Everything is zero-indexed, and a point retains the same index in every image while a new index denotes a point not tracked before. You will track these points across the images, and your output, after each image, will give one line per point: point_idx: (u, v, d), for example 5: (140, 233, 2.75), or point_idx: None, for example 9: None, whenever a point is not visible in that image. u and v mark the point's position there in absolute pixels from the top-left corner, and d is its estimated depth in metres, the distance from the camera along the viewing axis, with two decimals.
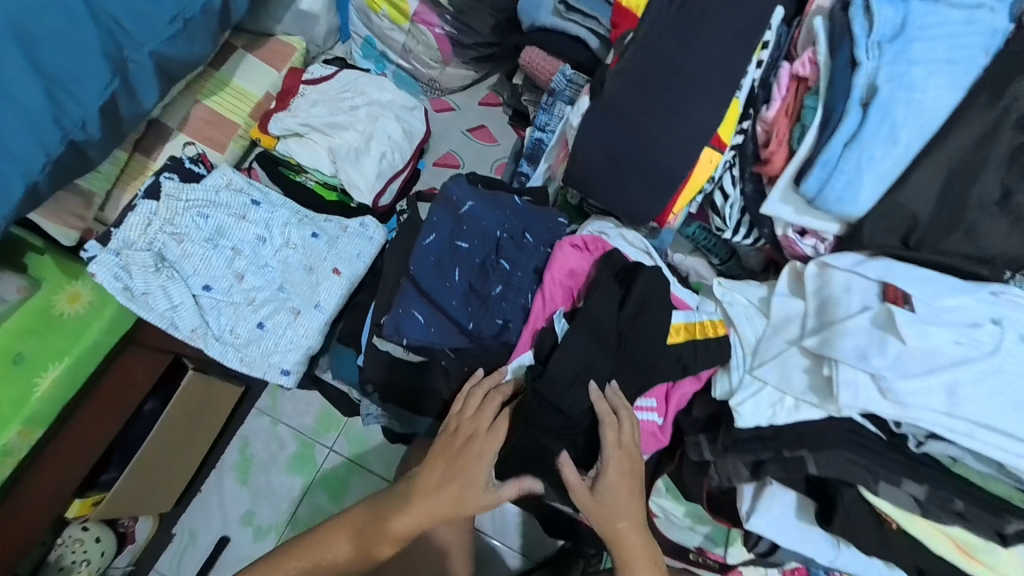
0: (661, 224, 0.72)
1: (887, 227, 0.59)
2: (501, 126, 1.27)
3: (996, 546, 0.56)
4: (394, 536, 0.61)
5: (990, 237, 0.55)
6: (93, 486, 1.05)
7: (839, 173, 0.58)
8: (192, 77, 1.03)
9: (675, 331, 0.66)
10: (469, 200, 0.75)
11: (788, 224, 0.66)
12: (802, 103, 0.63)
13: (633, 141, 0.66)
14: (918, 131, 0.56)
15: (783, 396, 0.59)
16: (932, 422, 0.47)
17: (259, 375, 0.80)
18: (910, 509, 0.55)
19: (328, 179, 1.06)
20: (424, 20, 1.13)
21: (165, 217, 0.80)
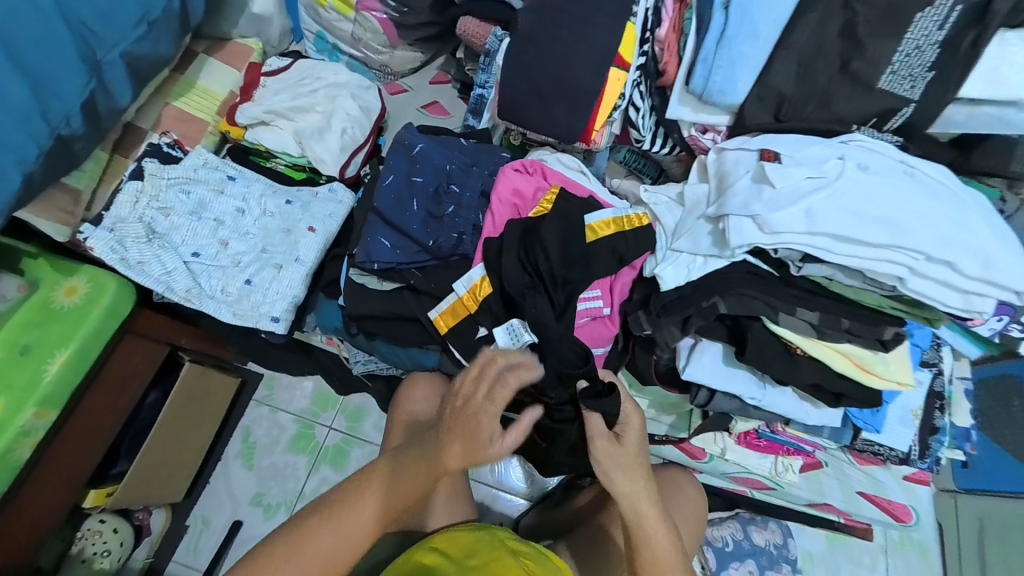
0: (588, 142, 0.83)
1: (761, 107, 0.71)
2: (452, 100, 1.36)
3: (884, 356, 0.66)
4: (420, 487, 0.67)
5: (840, 100, 0.67)
6: (107, 480, 1.23)
7: (717, 69, 0.70)
8: (160, 81, 1.12)
9: (607, 226, 0.77)
10: (420, 142, 0.86)
11: (692, 124, 0.78)
12: (683, 18, 0.76)
13: (548, 70, 0.78)
14: (773, 22, 0.67)
15: (694, 258, 0.69)
16: (798, 241, 0.59)
17: (251, 325, 0.89)
18: (809, 334, 0.66)
19: (296, 160, 1.15)
20: (367, 7, 1.24)
21: (151, 194, 0.89)
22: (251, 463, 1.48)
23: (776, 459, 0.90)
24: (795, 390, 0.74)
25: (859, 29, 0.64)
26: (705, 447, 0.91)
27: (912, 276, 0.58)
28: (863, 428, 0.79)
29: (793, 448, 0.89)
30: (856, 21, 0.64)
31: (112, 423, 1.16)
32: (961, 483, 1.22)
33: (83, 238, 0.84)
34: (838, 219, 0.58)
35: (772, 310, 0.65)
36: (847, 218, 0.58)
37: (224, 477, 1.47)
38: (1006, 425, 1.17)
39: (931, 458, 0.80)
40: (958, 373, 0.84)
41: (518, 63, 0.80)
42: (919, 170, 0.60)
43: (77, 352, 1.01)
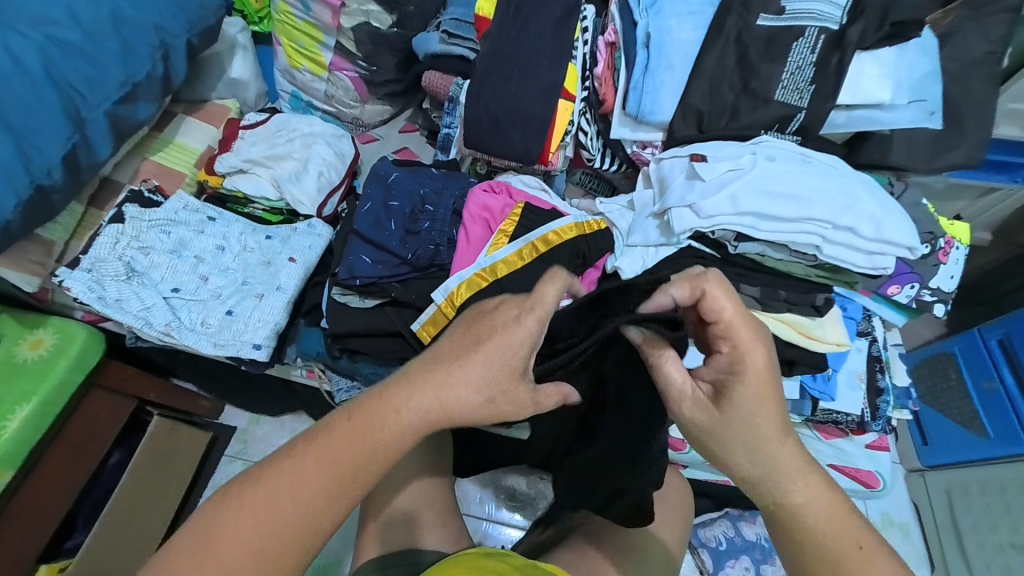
0: (546, 163, 0.95)
1: (685, 122, 0.84)
2: (420, 145, 1.49)
3: (820, 321, 0.76)
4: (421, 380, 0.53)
5: (746, 112, 0.81)
6: (58, 555, 1.11)
7: (645, 95, 0.85)
8: (138, 139, 1.19)
9: (569, 229, 0.86)
10: (394, 171, 0.95)
11: (632, 142, 0.91)
12: (615, 58, 0.91)
13: (503, 103, 0.91)
14: (683, 58, 0.84)
15: (648, 249, 0.78)
16: (730, 221, 0.70)
17: (232, 354, 0.89)
18: (754, 307, 0.75)
19: (274, 204, 1.22)
20: (339, 68, 1.39)
21: (132, 235, 0.92)
22: None
23: None
24: None
25: (751, 58, 0.80)
26: (684, 438, 0.96)
27: (826, 243, 0.69)
28: (820, 399, 0.88)
29: None
30: (748, 51, 0.81)
31: (73, 486, 1.06)
32: (925, 460, 1.29)
33: (59, 281, 0.85)
34: (758, 200, 0.69)
35: None
36: (763, 199, 0.69)
37: None
38: (950, 398, 1.28)
39: (883, 419, 0.88)
40: (891, 341, 0.94)
41: (477, 98, 0.92)
42: (816, 159, 0.72)
43: (39, 406, 0.96)
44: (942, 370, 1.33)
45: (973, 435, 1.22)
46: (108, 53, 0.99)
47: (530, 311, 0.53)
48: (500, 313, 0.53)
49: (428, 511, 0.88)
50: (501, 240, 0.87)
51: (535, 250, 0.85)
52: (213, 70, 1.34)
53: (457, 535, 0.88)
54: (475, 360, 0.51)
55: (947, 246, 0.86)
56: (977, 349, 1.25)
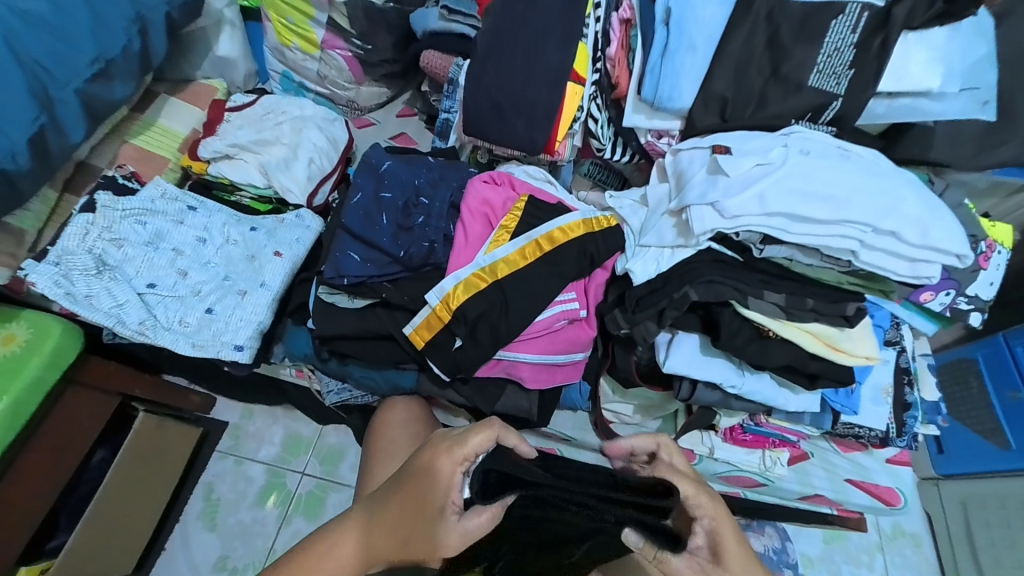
0: (552, 153, 0.88)
1: (707, 110, 0.76)
2: (419, 131, 1.42)
3: (849, 332, 0.70)
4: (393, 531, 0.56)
5: (775, 101, 0.74)
6: (41, 556, 1.08)
7: (663, 78, 0.76)
8: (116, 121, 1.12)
9: (576, 227, 0.79)
10: (387, 160, 0.88)
11: (647, 131, 0.84)
12: (630, 37, 0.82)
13: (507, 85, 0.83)
14: (707, 37, 0.75)
15: (662, 251, 0.71)
16: (757, 223, 0.62)
17: (213, 356, 0.83)
18: (778, 316, 0.68)
19: (262, 192, 1.15)
20: (331, 45, 1.30)
21: (103, 225, 0.85)
22: (213, 524, 1.32)
23: (763, 452, 0.90)
24: (771, 375, 0.75)
25: (783, 38, 0.72)
26: (693, 448, 0.90)
27: (862, 249, 0.62)
28: (841, 412, 0.81)
29: (779, 440, 0.90)
30: (780, 31, 0.72)
31: (53, 486, 1.02)
32: (940, 469, 1.24)
33: (23, 274, 0.78)
34: (790, 199, 0.62)
35: (742, 295, 0.68)
36: (796, 198, 0.61)
37: (182, 542, 1.30)
38: (970, 405, 1.20)
39: (908, 436, 0.82)
40: (919, 351, 0.88)
41: (478, 81, 0.84)
42: (854, 154, 0.65)
43: (12, 406, 0.91)
44: (963, 376, 1.22)
45: (994, 446, 1.15)
46: (76, 26, 0.90)
47: (453, 456, 0.52)
48: (432, 466, 0.52)
49: None
50: (502, 237, 0.80)
51: (539, 250, 0.78)
52: (197, 47, 1.26)
53: None
54: (395, 505, 0.56)
55: (987, 250, 0.79)
56: (1003, 356, 1.14)
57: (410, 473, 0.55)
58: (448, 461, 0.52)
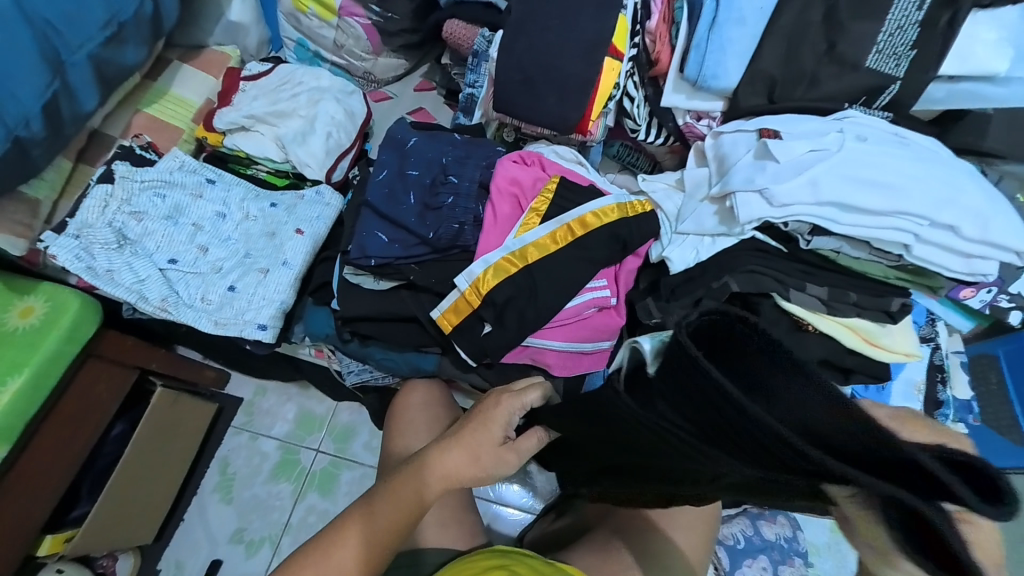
0: (584, 133, 0.84)
1: (753, 90, 0.72)
2: (437, 106, 1.37)
3: (890, 328, 0.68)
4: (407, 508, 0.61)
5: (828, 81, 0.70)
6: (64, 524, 1.10)
7: (708, 54, 0.72)
8: (129, 88, 1.08)
9: (610, 211, 0.77)
10: (413, 136, 0.85)
11: (686, 112, 0.80)
12: (673, 9, 0.78)
13: (540, 58, 0.79)
14: (758, 10, 0.70)
15: (702, 238, 0.69)
16: (808, 213, 0.60)
17: (235, 335, 0.82)
18: (818, 309, 0.66)
19: (278, 166, 1.12)
20: (349, 13, 1.25)
21: (122, 198, 0.82)
22: (230, 497, 1.34)
23: None
24: None
25: (842, 12, 0.67)
26: None
27: (916, 243, 0.59)
28: None
29: None
30: (839, 3, 0.67)
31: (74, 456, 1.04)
32: None
33: (43, 246, 0.76)
34: (843, 188, 0.59)
35: (783, 286, 0.66)
36: (850, 187, 0.58)
37: (199, 512, 1.33)
38: None
39: None
40: (952, 347, 0.86)
41: (510, 52, 0.80)
42: (912, 141, 0.62)
43: (32, 379, 0.90)
44: None
45: None
46: None
47: (509, 398, 0.62)
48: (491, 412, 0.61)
49: (442, 506, 0.83)
50: (532, 220, 0.77)
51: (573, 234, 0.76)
52: (208, 10, 1.20)
53: (471, 532, 0.83)
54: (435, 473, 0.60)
55: None
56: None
57: (470, 418, 0.63)
58: (494, 418, 0.60)
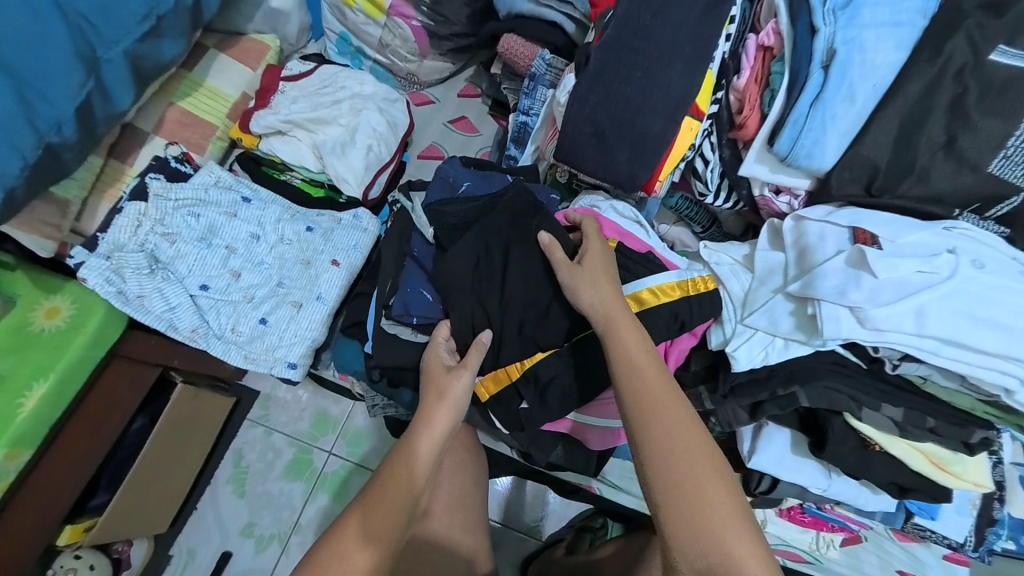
0: (648, 192, 0.78)
1: (853, 178, 0.65)
2: (481, 116, 1.29)
3: (964, 457, 0.62)
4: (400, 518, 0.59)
5: (941, 179, 0.62)
6: (83, 513, 1.10)
7: (806, 132, 0.64)
8: (163, 79, 1.02)
9: (669, 290, 0.71)
10: (466, 179, 0.81)
11: (765, 183, 0.73)
12: (769, 69, 0.69)
13: (615, 110, 0.72)
14: (872, 89, 0.62)
15: (773, 339, 0.63)
16: (904, 342, 0.55)
17: (265, 370, 0.80)
18: (890, 432, 0.61)
19: (314, 176, 1.06)
20: (400, 13, 1.16)
21: (155, 217, 0.79)
22: (242, 490, 1.34)
23: (818, 533, 0.87)
24: (861, 479, 0.70)
25: (970, 105, 0.60)
26: None
27: (1020, 388, 0.54)
28: (916, 514, 0.77)
29: (838, 525, 0.87)
30: (969, 94, 0.60)
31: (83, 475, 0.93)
32: None
33: (74, 264, 0.72)
34: (950, 321, 0.54)
35: (856, 405, 0.60)
36: (957, 321, 0.54)
37: (212, 502, 1.33)
38: None
39: (985, 549, 0.77)
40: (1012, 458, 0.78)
41: (582, 100, 0.73)
42: None
43: (58, 385, 0.83)
44: None
45: None
46: None
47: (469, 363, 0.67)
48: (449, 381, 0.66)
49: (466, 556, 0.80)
50: None
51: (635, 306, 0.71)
52: None
53: None
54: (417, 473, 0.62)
55: None
56: None
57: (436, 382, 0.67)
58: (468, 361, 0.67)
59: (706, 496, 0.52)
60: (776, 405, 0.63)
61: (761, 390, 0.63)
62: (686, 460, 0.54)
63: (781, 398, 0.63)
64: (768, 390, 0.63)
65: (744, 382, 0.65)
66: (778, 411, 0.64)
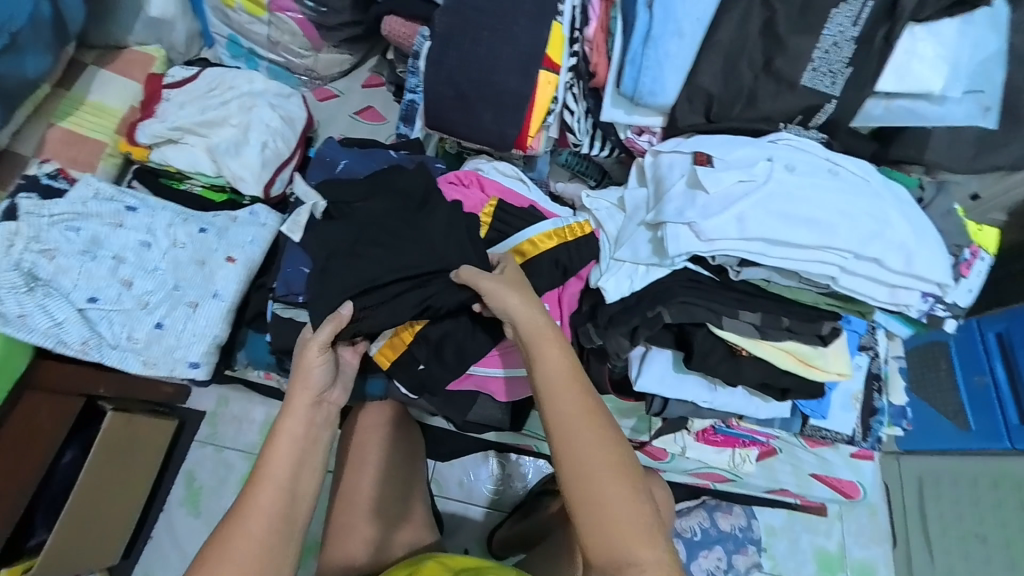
0: (523, 148, 0.80)
1: (692, 107, 0.70)
2: (386, 104, 1.30)
3: (822, 351, 0.68)
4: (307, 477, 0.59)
5: (766, 100, 0.67)
6: (22, 553, 1.08)
7: (644, 70, 0.68)
8: (36, 100, 0.99)
9: (547, 238, 0.75)
10: (343, 158, 0.82)
11: (627, 127, 0.76)
12: (610, 16, 0.73)
13: (473, 72, 0.75)
14: (697, 22, 0.66)
15: (637, 267, 0.67)
16: (734, 248, 0.59)
17: (167, 373, 0.80)
18: (751, 335, 0.65)
19: (212, 180, 1.05)
20: (280, 7, 1.15)
21: (29, 235, 0.77)
22: (198, 509, 1.30)
23: (733, 451, 0.94)
24: (744, 388, 0.75)
25: (779, 25, 0.64)
26: (666, 448, 0.93)
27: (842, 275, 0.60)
28: (810, 416, 0.83)
29: (748, 440, 0.93)
30: (777, 15, 0.64)
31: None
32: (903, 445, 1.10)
33: None
34: (772, 223, 0.58)
35: (716, 315, 0.65)
36: (779, 222, 0.58)
37: (167, 527, 1.30)
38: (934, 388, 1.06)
39: (872, 437, 0.86)
40: (893, 354, 0.89)
41: (439, 68, 0.76)
42: (845, 171, 0.62)
43: None
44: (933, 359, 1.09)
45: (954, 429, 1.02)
46: None
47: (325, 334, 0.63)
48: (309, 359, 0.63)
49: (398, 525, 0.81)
50: None
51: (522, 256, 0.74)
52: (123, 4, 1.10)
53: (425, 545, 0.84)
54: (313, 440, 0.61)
55: (971, 258, 0.70)
56: (972, 340, 1.02)
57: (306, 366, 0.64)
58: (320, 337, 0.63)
59: (603, 478, 0.54)
60: (646, 327, 0.66)
61: (630, 311, 0.67)
62: (583, 428, 0.55)
63: (651, 316, 0.66)
64: (637, 312, 0.66)
65: (616, 309, 0.68)
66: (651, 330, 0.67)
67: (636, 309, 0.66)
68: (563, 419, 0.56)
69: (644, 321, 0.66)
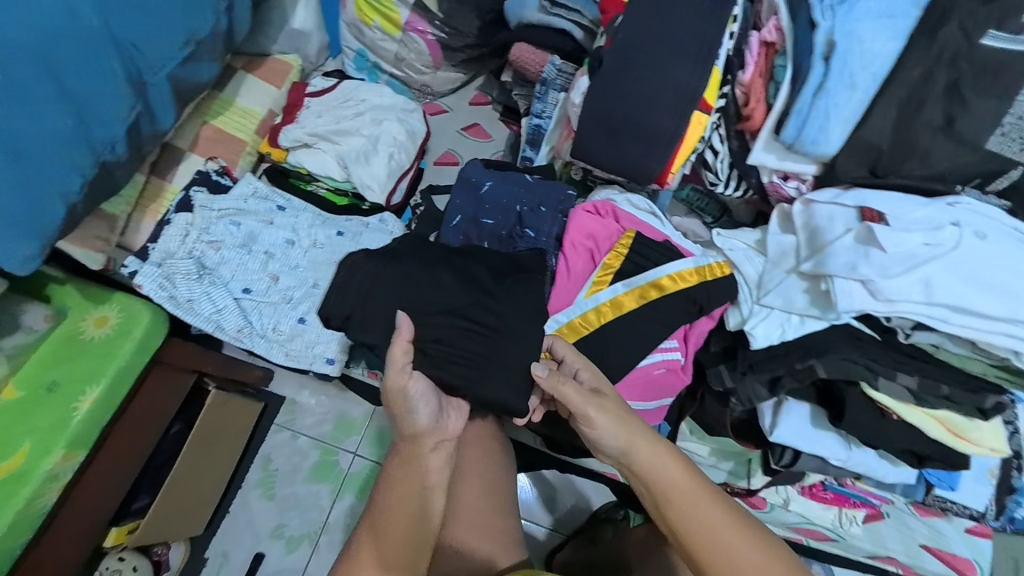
0: (661, 183, 0.82)
1: (857, 160, 0.69)
2: (492, 122, 1.35)
3: (979, 423, 0.65)
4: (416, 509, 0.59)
5: (940, 158, 0.66)
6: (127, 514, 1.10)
7: (811, 121, 0.68)
8: (197, 100, 1.08)
9: (687, 275, 0.75)
10: (486, 180, 0.86)
11: (774, 171, 0.76)
12: (773, 63, 0.74)
13: (629, 105, 0.76)
14: (871, 76, 0.65)
15: (789, 316, 0.68)
16: (915, 311, 0.60)
17: (304, 366, 0.86)
18: (907, 400, 0.64)
19: (339, 185, 1.12)
20: (414, 27, 1.23)
21: (201, 227, 0.85)
22: (271, 493, 1.25)
23: (840, 510, 0.90)
24: (881, 450, 0.72)
25: (965, 88, 0.63)
26: (767, 498, 0.91)
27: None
28: (936, 485, 0.79)
29: (858, 500, 0.90)
30: (963, 78, 0.63)
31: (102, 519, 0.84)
32: None
33: (130, 273, 0.79)
34: (958, 290, 0.59)
35: (873, 375, 0.63)
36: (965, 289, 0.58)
37: (243, 506, 1.25)
38: None
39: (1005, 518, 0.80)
40: None
41: (594, 99, 0.77)
42: None
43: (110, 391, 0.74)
44: None
45: None
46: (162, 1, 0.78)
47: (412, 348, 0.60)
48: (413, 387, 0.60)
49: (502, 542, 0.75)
50: (604, 278, 0.77)
51: (593, 322, 0.75)
52: (274, 18, 1.19)
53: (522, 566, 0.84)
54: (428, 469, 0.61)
55: None
56: None
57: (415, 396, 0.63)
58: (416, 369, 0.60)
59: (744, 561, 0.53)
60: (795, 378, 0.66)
61: (777, 362, 0.67)
62: (705, 515, 0.56)
63: (804, 370, 0.65)
64: (784, 364, 0.67)
65: (763, 359, 0.68)
66: (797, 381, 0.67)
67: (787, 363, 0.66)
68: (685, 510, 0.57)
69: (789, 375, 0.66)
